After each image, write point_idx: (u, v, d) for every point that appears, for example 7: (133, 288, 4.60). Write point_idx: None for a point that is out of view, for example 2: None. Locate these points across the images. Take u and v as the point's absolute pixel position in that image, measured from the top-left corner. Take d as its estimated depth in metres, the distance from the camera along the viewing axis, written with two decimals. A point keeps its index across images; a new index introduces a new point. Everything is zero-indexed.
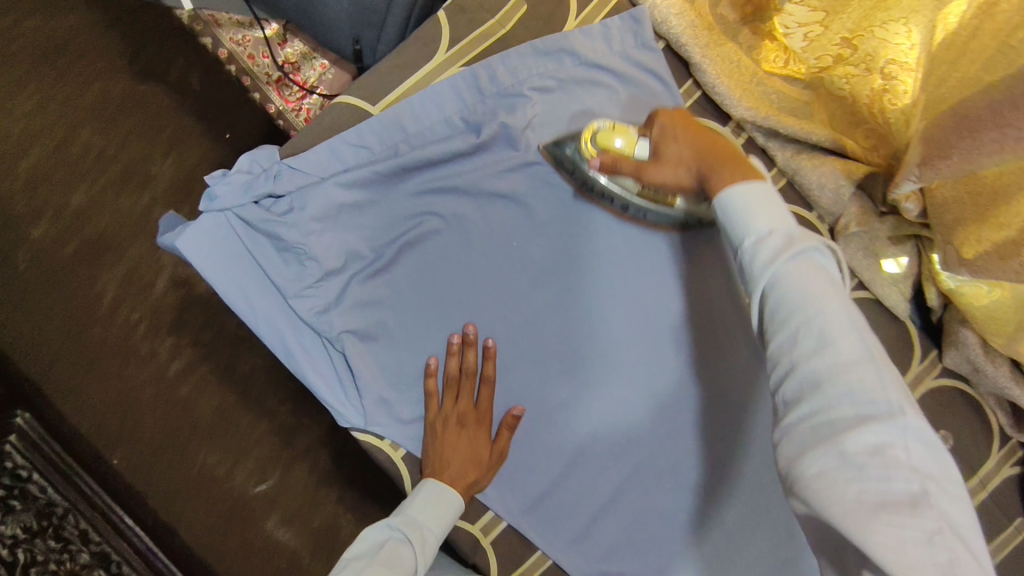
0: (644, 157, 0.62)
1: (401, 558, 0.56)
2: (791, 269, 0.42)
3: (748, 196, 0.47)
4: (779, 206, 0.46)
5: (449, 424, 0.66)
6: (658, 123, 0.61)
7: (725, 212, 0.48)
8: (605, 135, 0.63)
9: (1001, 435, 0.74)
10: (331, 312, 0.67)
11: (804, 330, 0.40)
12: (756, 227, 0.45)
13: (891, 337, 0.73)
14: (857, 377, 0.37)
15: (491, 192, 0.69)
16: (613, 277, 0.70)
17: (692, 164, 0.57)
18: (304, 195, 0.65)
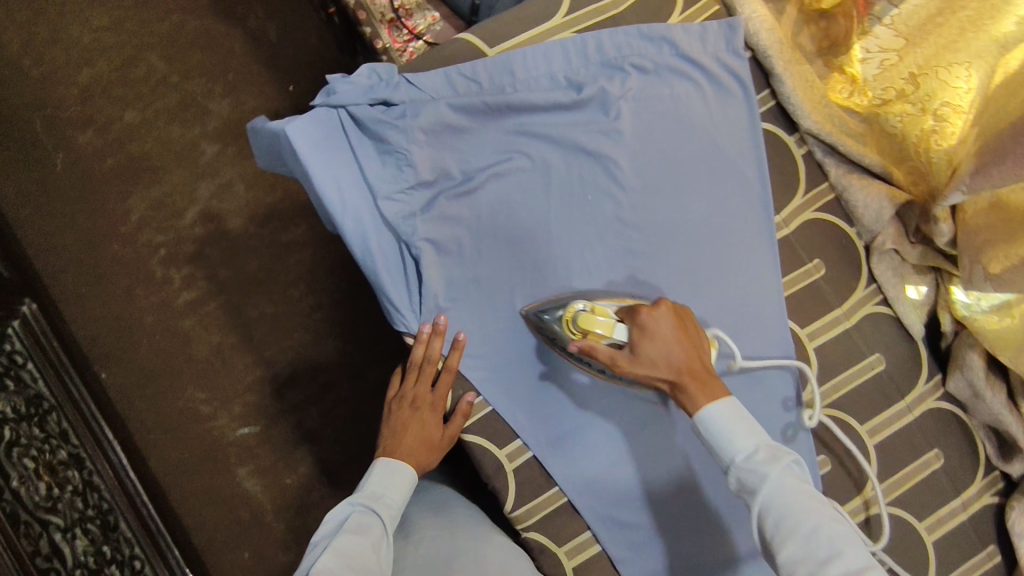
0: (621, 341, 0.65)
1: (368, 526, 0.64)
2: (789, 485, 0.54)
3: (725, 412, 0.59)
4: (750, 424, 0.59)
5: (409, 409, 0.72)
6: (648, 317, 0.64)
7: (713, 437, 0.59)
8: (588, 316, 0.66)
9: (987, 464, 0.80)
10: (416, 219, 0.72)
11: (811, 537, 0.51)
12: (741, 444, 0.58)
13: (903, 355, 0.79)
14: (860, 566, 0.50)
15: (579, 147, 0.75)
16: (672, 250, 0.76)
17: (674, 374, 0.63)
18: (417, 107, 0.71)
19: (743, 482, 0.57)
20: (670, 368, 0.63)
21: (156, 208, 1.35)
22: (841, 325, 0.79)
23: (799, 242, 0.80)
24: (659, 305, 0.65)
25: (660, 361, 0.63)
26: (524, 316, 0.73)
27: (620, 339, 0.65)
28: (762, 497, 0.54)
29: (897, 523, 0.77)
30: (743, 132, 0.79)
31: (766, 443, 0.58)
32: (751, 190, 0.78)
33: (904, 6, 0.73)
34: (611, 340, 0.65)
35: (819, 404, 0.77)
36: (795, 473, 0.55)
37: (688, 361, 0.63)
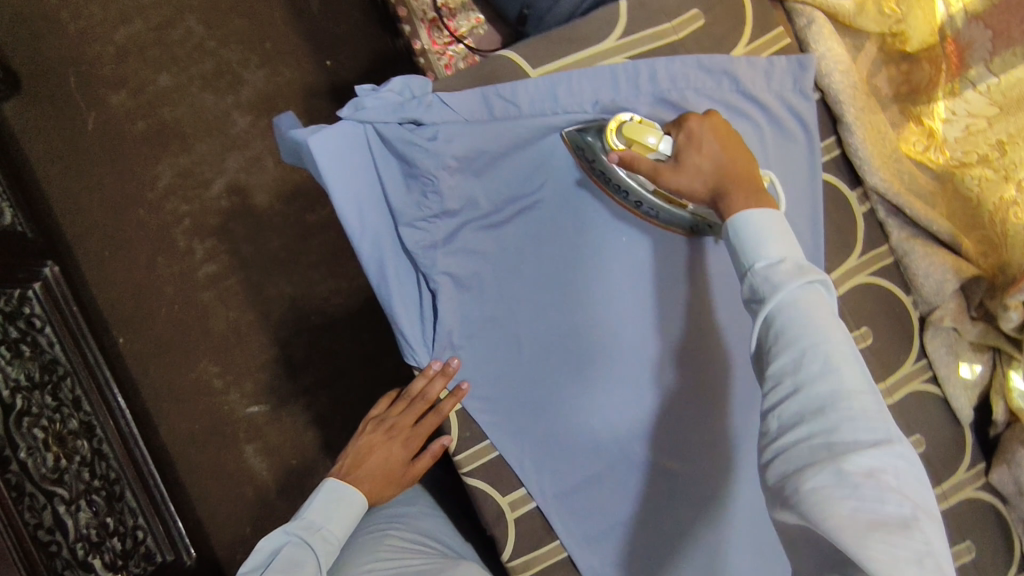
0: (665, 155, 0.59)
1: (300, 559, 0.61)
2: (805, 304, 0.46)
3: (762, 225, 0.50)
4: (788, 239, 0.50)
5: (386, 436, 0.72)
6: (693, 128, 0.58)
7: (739, 240, 0.51)
8: (634, 125, 0.60)
9: (1023, 564, 0.74)
10: (437, 250, 0.67)
11: (809, 363, 0.44)
12: (767, 253, 0.49)
13: (946, 439, 0.74)
14: (858, 407, 0.42)
15: None
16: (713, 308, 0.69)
17: (714, 183, 0.56)
18: (450, 131, 0.66)
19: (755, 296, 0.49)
20: (710, 184, 0.56)
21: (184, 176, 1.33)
22: (883, 400, 0.73)
23: (848, 305, 0.73)
24: (692, 120, 0.58)
25: (701, 177, 0.57)
26: (564, 139, 0.67)
27: (665, 151, 0.59)
28: (778, 311, 0.46)
29: None
30: (801, 182, 0.72)
31: (795, 257, 0.49)
32: (802, 247, 0.72)
33: (1009, 73, 0.62)
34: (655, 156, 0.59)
35: None
36: (809, 283, 0.47)
37: (731, 164, 0.56)
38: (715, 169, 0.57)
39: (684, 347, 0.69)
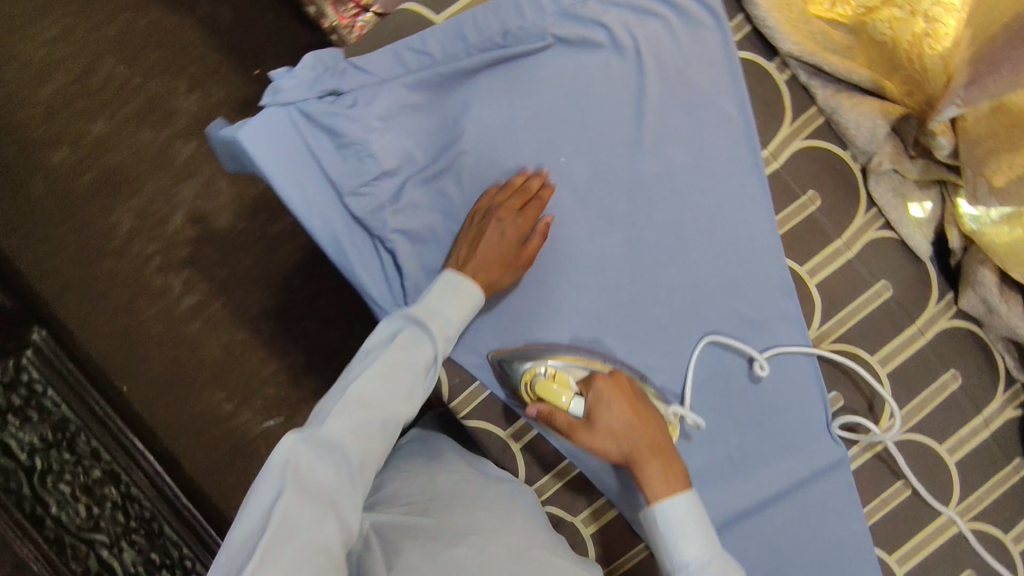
0: (578, 415, 0.64)
1: (419, 341, 0.61)
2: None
3: (682, 508, 0.58)
4: (705, 532, 0.58)
5: (491, 209, 0.68)
6: (600, 391, 0.64)
7: (665, 531, 0.58)
8: (549, 386, 0.65)
9: (1007, 378, 0.77)
10: (385, 211, 0.69)
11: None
12: (693, 552, 0.57)
13: (911, 278, 0.76)
14: None
15: (542, 107, 0.71)
16: (657, 203, 0.74)
17: (626, 450, 0.63)
18: (370, 92, 0.68)
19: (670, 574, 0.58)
20: (622, 446, 0.63)
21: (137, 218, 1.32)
22: (844, 257, 0.75)
23: (790, 174, 0.75)
24: (596, 381, 0.65)
25: (618, 435, 0.63)
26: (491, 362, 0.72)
27: (579, 411, 0.64)
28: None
29: (915, 447, 0.76)
30: (718, 64, 0.73)
31: (715, 552, 0.57)
32: (732, 127, 0.74)
33: None
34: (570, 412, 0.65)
35: (829, 338, 0.76)
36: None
37: (642, 429, 0.63)
38: (627, 432, 0.63)
39: (641, 247, 0.74)
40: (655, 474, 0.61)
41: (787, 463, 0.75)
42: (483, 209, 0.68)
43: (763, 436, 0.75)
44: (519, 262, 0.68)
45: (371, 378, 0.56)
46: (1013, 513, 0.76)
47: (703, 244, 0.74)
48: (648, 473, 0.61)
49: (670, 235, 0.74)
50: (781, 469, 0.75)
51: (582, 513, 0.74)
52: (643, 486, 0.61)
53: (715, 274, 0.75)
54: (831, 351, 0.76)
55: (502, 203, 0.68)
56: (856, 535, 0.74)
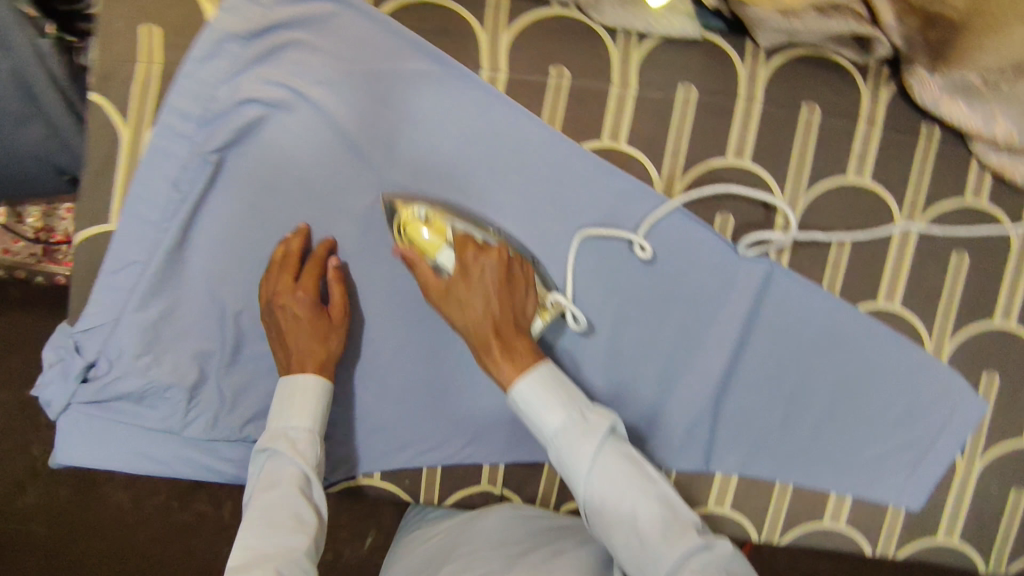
0: (444, 269, 0.62)
1: (280, 468, 0.59)
2: (599, 462, 0.57)
3: (532, 387, 0.58)
4: (563, 396, 0.58)
5: (272, 294, 0.62)
6: (473, 263, 0.62)
7: (524, 409, 0.58)
8: (417, 229, 0.62)
9: (859, 67, 0.70)
10: (223, 418, 0.66)
11: (614, 511, 0.56)
12: (551, 420, 0.57)
13: (703, 62, 0.68)
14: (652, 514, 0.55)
15: (264, 215, 0.65)
16: (436, 202, 0.66)
17: (481, 323, 0.61)
18: (115, 341, 0.63)
19: (530, 428, 0.59)
20: (481, 319, 0.61)
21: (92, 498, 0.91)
22: (630, 97, 0.68)
23: (523, 71, 0.67)
24: (466, 249, 0.62)
25: (475, 311, 0.61)
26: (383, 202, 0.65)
27: (448, 269, 0.62)
28: (554, 454, 0.57)
29: (826, 196, 0.71)
30: (376, 38, 0.64)
31: (573, 413, 0.57)
32: (434, 80, 0.65)
33: None
34: (438, 267, 0.62)
35: (679, 176, 0.69)
36: (581, 435, 0.57)
37: (500, 316, 0.61)
38: (491, 313, 0.61)
39: None
40: (501, 367, 0.59)
41: (730, 306, 0.71)
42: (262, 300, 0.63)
43: (690, 303, 0.71)
44: (332, 326, 0.64)
45: (258, 527, 0.55)
46: (954, 177, 0.72)
47: (503, 197, 0.68)
48: (494, 366, 0.60)
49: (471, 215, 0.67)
50: (727, 315, 0.71)
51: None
52: (492, 370, 0.60)
53: (535, 212, 0.68)
54: (688, 183, 0.70)
55: (271, 284, 0.63)
56: (827, 313, 0.71)
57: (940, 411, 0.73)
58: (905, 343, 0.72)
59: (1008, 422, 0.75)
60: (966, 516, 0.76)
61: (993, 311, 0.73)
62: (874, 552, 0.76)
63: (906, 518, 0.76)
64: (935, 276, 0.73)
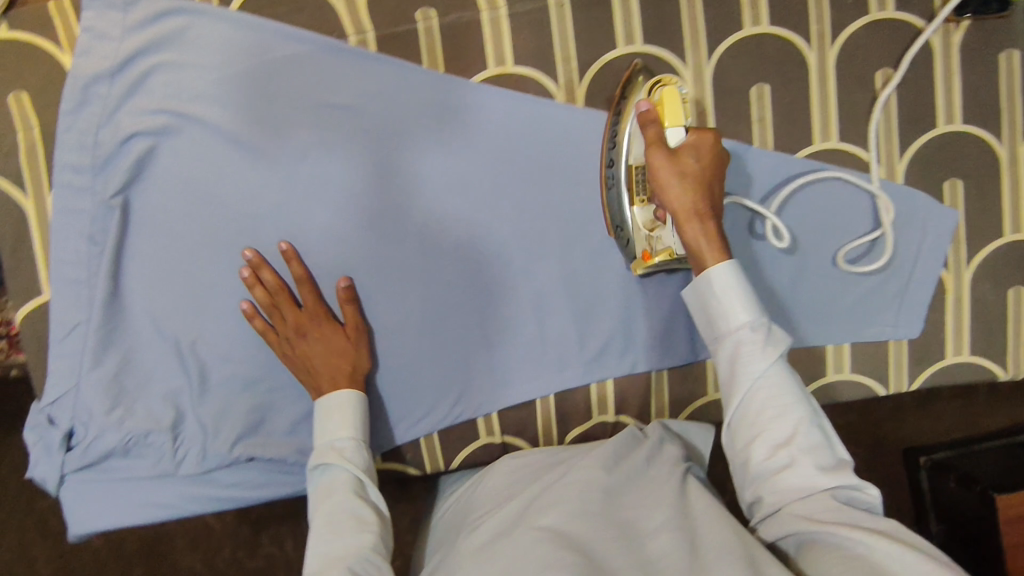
0: (677, 138, 0.60)
1: (336, 478, 0.59)
2: (769, 375, 0.53)
3: (727, 275, 0.56)
4: (749, 294, 0.55)
5: (294, 331, 0.65)
6: (709, 143, 0.60)
7: (707, 295, 0.56)
8: (675, 92, 0.60)
9: None
10: (209, 447, 0.67)
11: (770, 427, 0.52)
12: (737, 316, 0.55)
13: None
14: (810, 441, 0.52)
15: (186, 241, 0.66)
16: (346, 179, 0.67)
17: (695, 200, 0.58)
18: (84, 404, 0.64)
19: (708, 315, 0.57)
20: (698, 193, 0.58)
21: (157, 560, 0.92)
22: (502, 17, 0.66)
23: (389, 24, 0.66)
24: (708, 134, 0.60)
25: (690, 182, 0.58)
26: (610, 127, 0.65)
27: (679, 139, 0.60)
28: (727, 349, 0.55)
29: (732, 54, 0.69)
30: (231, 36, 0.64)
31: (759, 315, 0.55)
32: (304, 60, 0.65)
33: None
34: (669, 138, 0.60)
35: (577, 79, 0.68)
36: (760, 339, 0.54)
37: (708, 201, 0.59)
38: (696, 173, 0.59)
39: (379, 217, 0.67)
40: (694, 235, 0.58)
41: None
42: (279, 341, 0.65)
43: None
44: (355, 341, 0.66)
45: (322, 531, 0.56)
46: None
47: (409, 154, 0.67)
48: (689, 229, 0.58)
49: (385, 181, 0.67)
50: None
51: (591, 417, 0.73)
52: (690, 243, 0.58)
53: (448, 159, 0.67)
54: (588, 86, 0.68)
55: (282, 323, 0.65)
56: (769, 170, 0.70)
57: (912, 229, 0.71)
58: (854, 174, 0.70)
59: (986, 222, 0.72)
60: (973, 328, 0.73)
61: (936, 115, 0.70)
62: (891, 390, 0.74)
63: (911, 347, 0.73)
64: (867, 98, 0.70)
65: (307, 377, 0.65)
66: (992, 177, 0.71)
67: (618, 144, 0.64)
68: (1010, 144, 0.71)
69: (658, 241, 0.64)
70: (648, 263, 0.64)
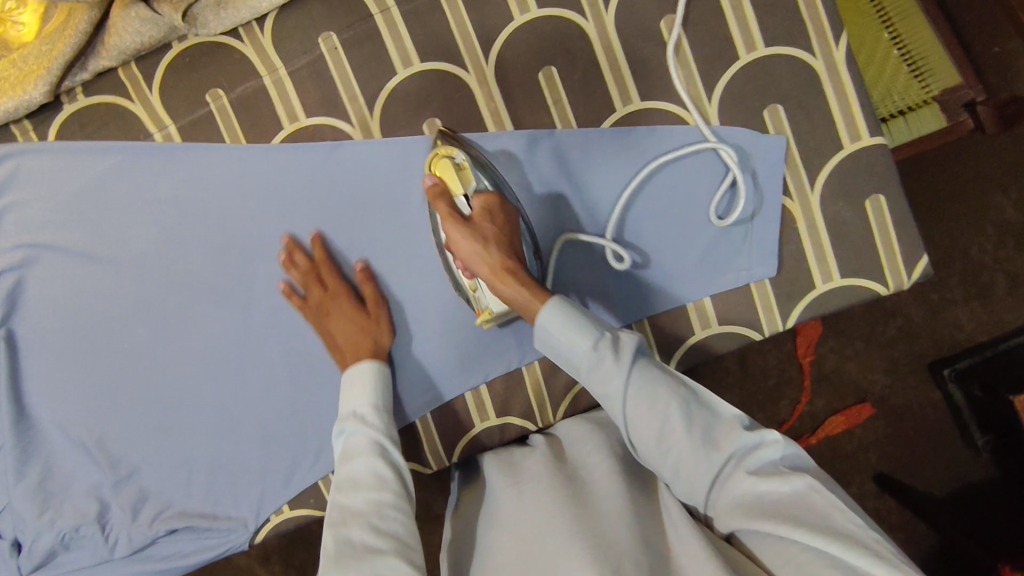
0: (462, 203, 0.63)
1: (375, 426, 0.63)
2: (638, 376, 0.58)
3: (555, 313, 0.59)
4: (585, 321, 0.59)
5: (327, 300, 0.70)
6: (489, 216, 0.62)
7: (553, 345, 0.60)
8: (448, 165, 0.64)
9: None
10: (133, 528, 0.74)
11: (654, 431, 0.56)
12: (585, 344, 0.58)
13: (324, 7, 0.68)
14: (699, 416, 0.57)
15: (70, 349, 0.73)
16: (188, 262, 0.72)
17: (489, 263, 0.61)
18: (19, 514, 0.73)
19: (561, 358, 0.61)
20: (488, 255, 0.60)
21: None
22: (283, 77, 0.69)
23: (184, 113, 0.70)
24: (490, 194, 0.63)
25: (474, 257, 0.61)
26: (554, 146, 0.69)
27: (467, 211, 0.63)
28: (588, 376, 0.59)
29: (511, 47, 0.69)
30: (58, 164, 0.71)
31: (597, 334, 0.58)
32: (121, 169, 0.71)
33: None
34: (461, 206, 0.63)
35: (368, 114, 0.70)
36: (608, 352, 0.58)
37: (501, 260, 0.61)
38: (496, 235, 0.61)
39: (226, 288, 0.72)
40: (514, 293, 0.61)
41: None
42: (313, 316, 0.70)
43: None
44: (373, 319, 0.70)
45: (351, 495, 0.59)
46: None
47: (238, 224, 0.71)
48: (510, 288, 0.61)
49: (220, 256, 0.72)
50: None
51: (472, 428, 0.74)
52: (509, 298, 0.61)
53: (272, 219, 0.71)
54: (380, 118, 0.70)
55: (315, 298, 0.70)
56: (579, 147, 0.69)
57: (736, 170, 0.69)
58: (662, 130, 0.69)
59: (820, 140, 0.68)
60: (838, 250, 0.69)
61: (735, 47, 0.68)
62: (766, 333, 0.72)
63: (776, 286, 0.70)
64: (659, 52, 0.68)
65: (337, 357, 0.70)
66: (814, 91, 0.68)
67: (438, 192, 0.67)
68: (825, 52, 0.68)
69: (481, 299, 0.67)
70: (487, 319, 0.67)
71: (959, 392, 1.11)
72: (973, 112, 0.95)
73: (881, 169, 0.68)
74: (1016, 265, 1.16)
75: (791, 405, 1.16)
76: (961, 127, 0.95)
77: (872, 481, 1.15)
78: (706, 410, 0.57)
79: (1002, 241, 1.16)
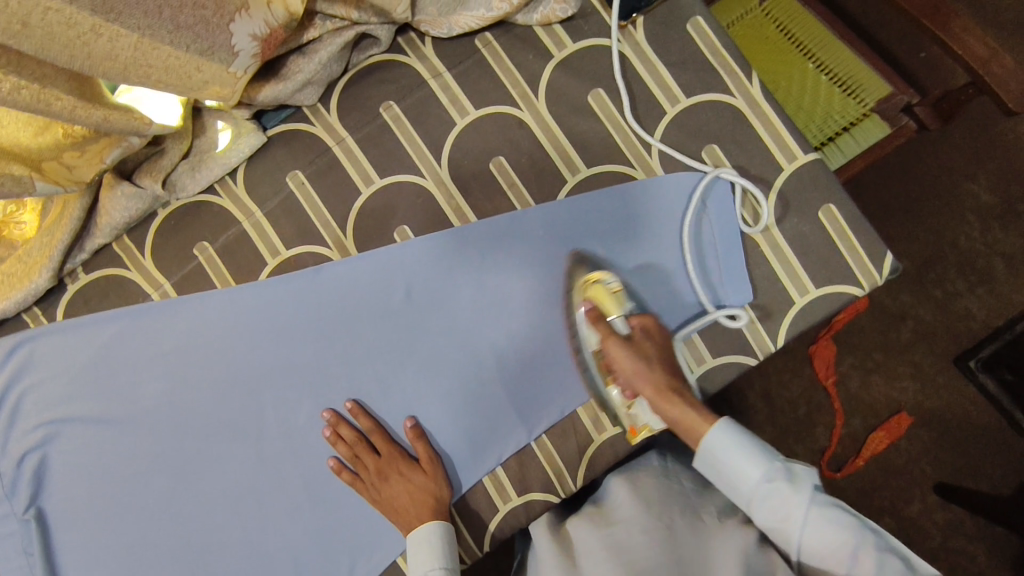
0: (619, 322, 0.66)
1: None
2: (813, 510, 0.60)
3: (728, 437, 0.63)
4: (754, 450, 0.63)
5: (385, 471, 0.73)
6: (644, 335, 0.66)
7: (727, 483, 0.64)
8: (599, 290, 0.68)
9: (396, 50, 0.76)
10: None
11: (841, 572, 0.58)
12: (756, 471, 0.62)
13: (286, 151, 0.76)
14: (878, 563, 0.57)
15: (100, 514, 0.76)
16: (197, 406, 0.75)
17: (654, 377, 0.64)
18: None
19: (726, 482, 0.64)
20: (648, 372, 0.64)
21: None
22: (260, 219, 0.75)
23: (176, 270, 0.76)
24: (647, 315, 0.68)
25: (636, 376, 0.65)
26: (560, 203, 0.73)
27: (623, 327, 0.66)
28: (759, 510, 0.62)
29: (458, 148, 0.75)
30: (65, 340, 0.76)
31: (771, 462, 0.62)
32: (123, 334, 0.75)
33: None
34: (619, 321, 0.66)
35: (342, 234, 0.75)
36: (784, 484, 0.61)
37: (664, 377, 0.65)
38: (659, 356, 0.66)
39: (237, 424, 0.75)
40: (685, 413, 0.65)
41: (462, 285, 0.74)
42: (367, 489, 0.73)
43: (432, 307, 0.74)
44: (430, 471, 0.72)
45: None
46: (533, 49, 0.75)
47: (239, 360, 0.75)
48: (673, 408, 0.65)
49: (226, 394, 0.75)
50: (465, 294, 0.74)
51: (498, 513, 0.74)
52: (676, 416, 0.65)
53: (270, 349, 0.75)
54: (353, 236, 0.75)
55: (365, 470, 0.73)
56: (541, 223, 0.73)
57: (690, 215, 0.73)
58: (614, 191, 0.73)
59: (759, 167, 0.73)
60: (805, 263, 0.72)
61: (660, 103, 0.74)
62: (761, 356, 0.73)
63: (757, 311, 0.73)
64: (591, 122, 0.74)
65: (397, 517, 0.72)
66: (741, 125, 0.73)
67: (579, 333, 0.71)
68: (742, 90, 0.73)
69: (636, 417, 0.68)
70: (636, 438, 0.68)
71: (994, 382, 1.08)
72: (912, 114, 0.88)
73: (823, 180, 0.72)
74: (1005, 247, 1.12)
75: (827, 431, 1.14)
76: (907, 130, 0.89)
77: (933, 495, 1.11)
78: (892, 560, 0.57)
79: (987, 226, 1.13)
